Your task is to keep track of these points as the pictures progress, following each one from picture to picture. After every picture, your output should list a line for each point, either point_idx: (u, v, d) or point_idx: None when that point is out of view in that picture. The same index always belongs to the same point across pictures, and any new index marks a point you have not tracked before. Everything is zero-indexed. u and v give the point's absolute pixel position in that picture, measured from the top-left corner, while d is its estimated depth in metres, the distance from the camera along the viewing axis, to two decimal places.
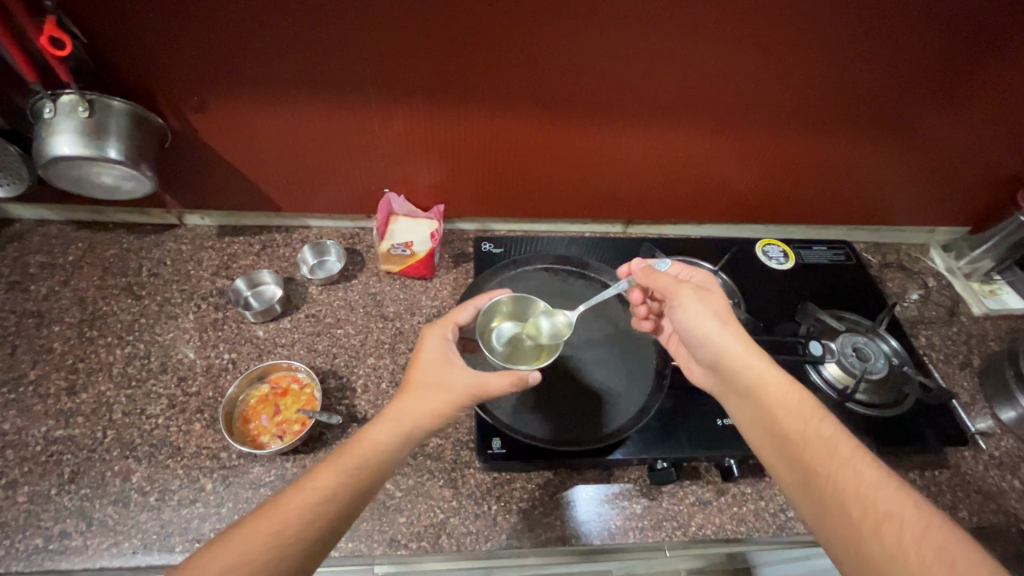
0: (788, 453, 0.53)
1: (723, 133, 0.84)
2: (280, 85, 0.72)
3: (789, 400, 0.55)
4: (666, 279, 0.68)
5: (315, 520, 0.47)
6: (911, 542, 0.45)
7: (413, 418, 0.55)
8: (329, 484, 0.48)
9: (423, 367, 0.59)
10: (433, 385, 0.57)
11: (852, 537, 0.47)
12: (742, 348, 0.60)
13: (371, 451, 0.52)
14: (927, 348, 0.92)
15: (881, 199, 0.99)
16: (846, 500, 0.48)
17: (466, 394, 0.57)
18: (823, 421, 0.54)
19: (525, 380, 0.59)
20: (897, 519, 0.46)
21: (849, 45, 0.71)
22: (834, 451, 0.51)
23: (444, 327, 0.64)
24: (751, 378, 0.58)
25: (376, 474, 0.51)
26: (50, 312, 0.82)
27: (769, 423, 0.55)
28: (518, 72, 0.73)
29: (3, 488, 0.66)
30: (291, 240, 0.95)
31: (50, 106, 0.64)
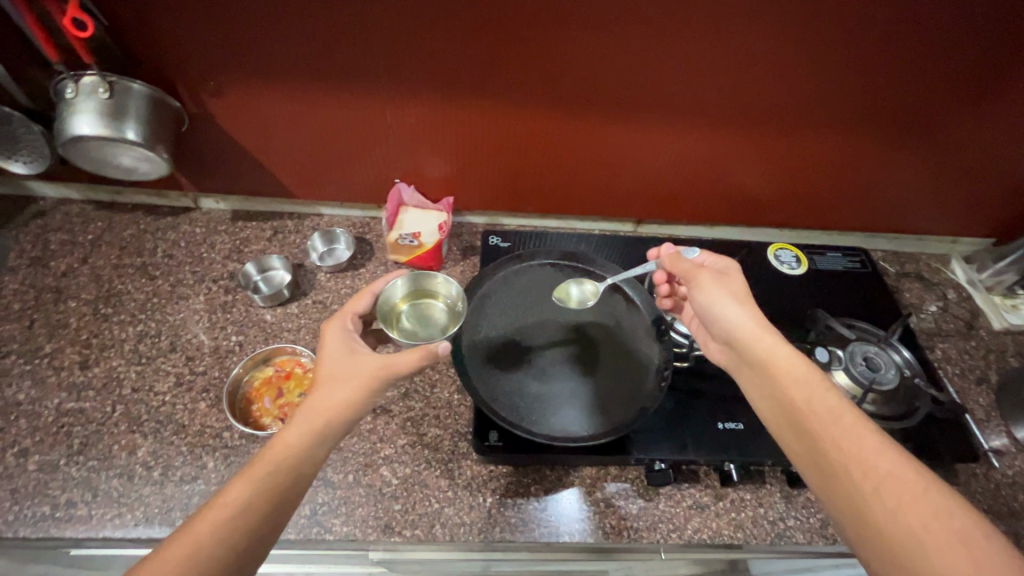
0: (794, 421, 0.54)
1: (739, 133, 0.82)
2: (292, 72, 0.73)
3: (796, 371, 0.56)
4: (688, 266, 0.70)
5: (227, 539, 0.45)
6: (910, 503, 0.44)
7: (326, 411, 0.53)
8: (240, 498, 0.46)
9: (330, 359, 0.58)
10: (341, 375, 0.56)
11: (852, 500, 0.47)
12: (753, 323, 0.62)
13: (285, 456, 0.50)
14: (942, 362, 0.90)
15: (901, 206, 0.96)
16: (848, 463, 0.48)
17: (375, 376, 0.56)
18: (829, 390, 0.54)
19: (435, 351, 0.58)
20: (897, 482, 0.46)
21: (871, 46, 0.69)
22: (838, 419, 0.51)
23: (343, 319, 0.63)
24: (761, 352, 0.59)
25: (294, 477, 0.49)
26: (68, 288, 0.84)
27: (776, 393, 0.56)
28: (530, 66, 0.72)
29: (15, 455, 0.68)
30: (302, 227, 0.96)
31: (71, 87, 0.66)
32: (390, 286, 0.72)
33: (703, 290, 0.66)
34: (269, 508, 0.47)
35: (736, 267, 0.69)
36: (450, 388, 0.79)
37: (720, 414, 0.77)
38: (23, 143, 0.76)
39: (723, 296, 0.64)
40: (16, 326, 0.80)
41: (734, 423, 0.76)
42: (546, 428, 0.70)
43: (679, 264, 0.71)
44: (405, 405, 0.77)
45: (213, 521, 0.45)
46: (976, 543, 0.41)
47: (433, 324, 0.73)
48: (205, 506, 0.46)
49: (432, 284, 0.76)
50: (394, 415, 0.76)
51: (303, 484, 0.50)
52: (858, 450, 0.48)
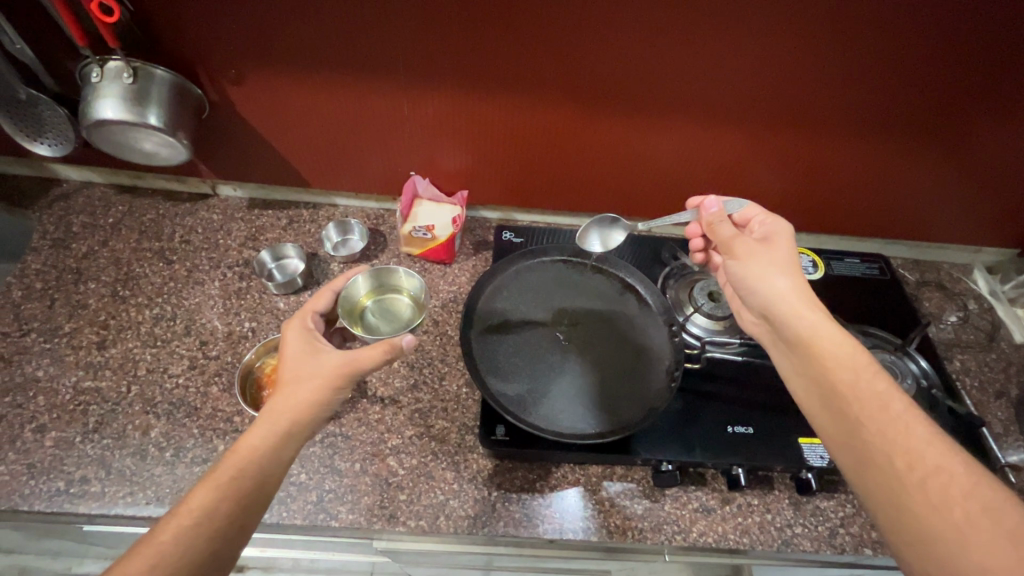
0: (835, 405, 0.52)
1: (758, 133, 0.81)
2: (311, 61, 0.73)
3: (840, 350, 0.54)
4: (726, 235, 0.66)
5: (193, 546, 0.44)
6: (957, 498, 0.44)
7: (289, 412, 0.53)
8: (202, 505, 0.45)
9: (292, 359, 0.57)
10: (303, 376, 0.55)
11: (894, 492, 0.46)
12: (795, 294, 0.58)
13: (249, 460, 0.49)
14: (960, 373, 0.88)
15: (923, 213, 0.94)
16: (893, 453, 0.47)
17: (339, 373, 0.56)
18: (877, 375, 0.52)
19: (399, 346, 0.58)
20: (943, 475, 0.45)
21: (898, 47, 0.67)
22: (884, 406, 0.50)
23: (303, 318, 0.63)
24: (803, 327, 0.56)
25: (258, 481, 0.49)
26: (88, 270, 0.86)
27: (818, 373, 0.54)
28: (549, 60, 0.72)
29: (33, 431, 0.70)
30: (317, 216, 0.97)
31: (97, 71, 0.67)
32: (354, 284, 0.79)
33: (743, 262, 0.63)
34: (233, 513, 0.46)
35: (784, 228, 0.67)
36: (458, 381, 0.79)
37: (730, 417, 0.76)
38: (49, 126, 0.77)
39: (766, 265, 0.61)
40: (37, 305, 0.81)
41: (744, 427, 0.75)
42: (553, 424, 0.69)
43: (718, 231, 0.68)
44: (413, 396, 0.77)
45: (175, 530, 0.44)
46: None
47: (395, 316, 0.80)
48: (167, 516, 0.45)
49: (394, 280, 0.83)
50: (402, 406, 0.76)
51: (270, 487, 0.49)
52: (903, 440, 0.47)
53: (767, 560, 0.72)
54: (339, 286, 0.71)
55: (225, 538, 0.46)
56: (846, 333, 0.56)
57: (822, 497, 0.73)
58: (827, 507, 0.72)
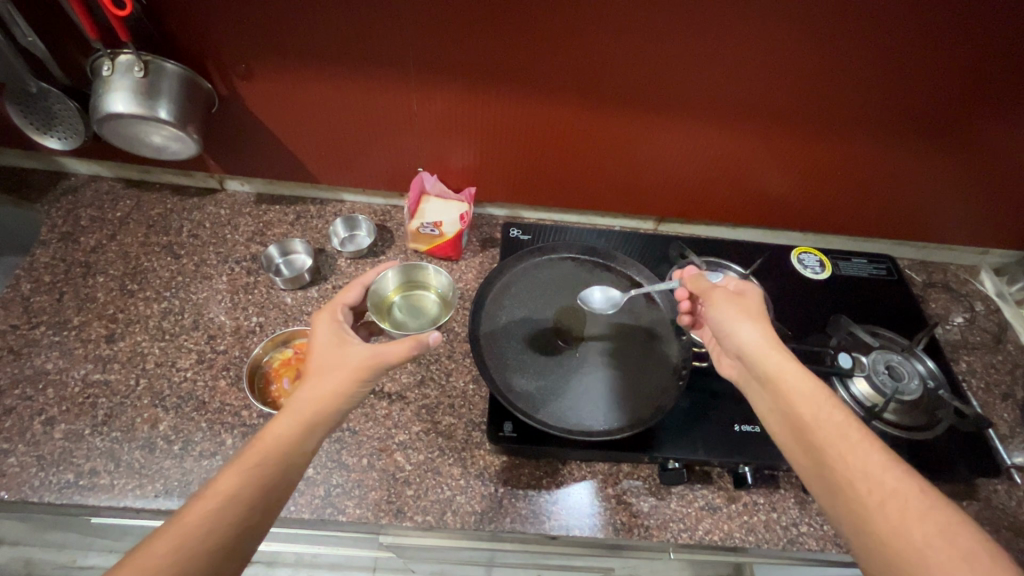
0: (798, 431, 0.53)
1: (767, 133, 0.81)
2: (319, 57, 0.73)
3: (802, 382, 0.55)
4: (704, 285, 0.68)
5: (214, 530, 0.44)
6: (915, 520, 0.44)
7: (314, 403, 0.53)
8: (230, 487, 0.46)
9: (320, 352, 0.58)
10: (329, 368, 0.56)
11: (856, 514, 0.46)
12: (761, 338, 0.60)
13: (275, 448, 0.50)
14: (966, 375, 0.88)
15: (930, 215, 0.94)
16: (854, 478, 0.47)
17: (364, 366, 0.56)
18: (836, 406, 0.53)
19: (425, 342, 0.59)
20: (901, 498, 0.45)
21: (910, 49, 0.67)
22: (844, 432, 0.51)
23: (333, 311, 0.64)
24: (769, 366, 0.57)
25: (284, 467, 0.49)
26: (97, 263, 0.86)
27: (783, 404, 0.55)
28: (560, 58, 0.72)
29: (42, 423, 0.70)
30: (324, 212, 0.97)
31: (108, 64, 0.67)
32: (383, 278, 0.79)
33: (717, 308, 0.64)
34: (260, 497, 0.47)
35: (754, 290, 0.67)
36: (465, 377, 0.80)
37: (737, 416, 0.76)
38: (58, 119, 0.77)
39: (740, 314, 0.63)
40: (46, 298, 0.82)
41: (751, 426, 0.75)
42: (561, 421, 0.69)
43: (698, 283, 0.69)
44: (421, 392, 0.78)
45: (203, 512, 0.44)
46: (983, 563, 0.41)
47: (422, 312, 0.79)
48: (194, 498, 0.45)
49: (422, 276, 0.83)
50: (409, 402, 0.76)
51: (294, 474, 0.50)
52: (863, 464, 0.48)
53: (772, 559, 0.72)
54: (368, 281, 0.70)
55: (250, 522, 0.45)
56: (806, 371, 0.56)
57: None
58: None
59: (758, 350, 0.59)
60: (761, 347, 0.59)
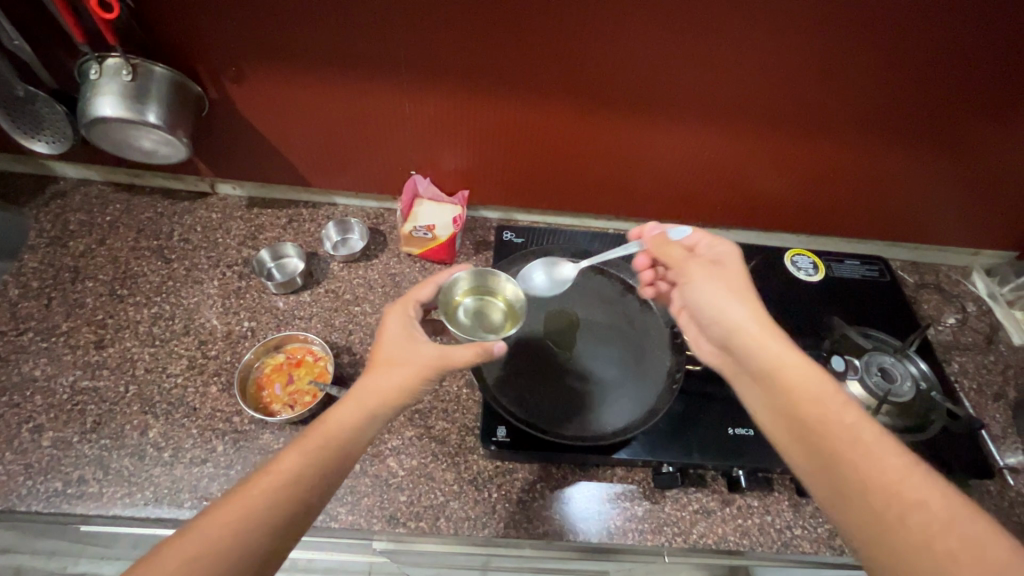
0: (807, 439, 0.52)
1: (761, 134, 0.81)
2: (311, 60, 0.73)
3: (807, 383, 0.54)
4: (677, 254, 0.69)
5: (281, 504, 0.46)
6: (937, 533, 0.43)
7: (378, 395, 0.54)
8: (293, 467, 0.48)
9: (390, 344, 0.59)
10: (397, 362, 0.57)
11: (869, 522, 0.46)
12: (760, 330, 0.59)
13: (337, 432, 0.52)
14: (959, 376, 0.88)
15: (922, 216, 0.94)
16: (869, 489, 0.47)
17: (430, 367, 0.57)
18: (846, 406, 0.52)
19: (490, 352, 0.59)
20: (921, 508, 0.44)
21: (903, 49, 0.67)
22: (856, 438, 0.49)
23: (406, 306, 0.63)
24: (769, 359, 0.57)
25: (342, 454, 0.51)
26: (86, 268, 0.85)
27: (789, 409, 0.54)
28: (555, 59, 0.72)
29: (30, 431, 0.69)
30: (316, 216, 0.97)
31: (96, 68, 0.67)
32: (453, 280, 0.72)
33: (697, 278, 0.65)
34: (317, 480, 0.49)
35: (732, 255, 0.68)
36: (459, 382, 0.79)
37: (731, 419, 0.76)
38: (47, 123, 0.76)
39: (720, 286, 0.63)
40: (34, 304, 0.81)
41: (744, 429, 0.75)
42: (557, 424, 0.70)
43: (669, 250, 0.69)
44: None
45: (266, 487, 0.46)
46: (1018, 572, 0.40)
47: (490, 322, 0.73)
48: (261, 471, 0.48)
49: (494, 283, 0.76)
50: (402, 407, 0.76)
51: (349, 462, 0.52)
52: (878, 473, 0.47)
53: (765, 562, 0.72)
54: (441, 280, 0.68)
55: (305, 504, 0.47)
56: (813, 366, 0.56)
57: None
58: None
59: (758, 344, 0.58)
60: (758, 337, 0.59)
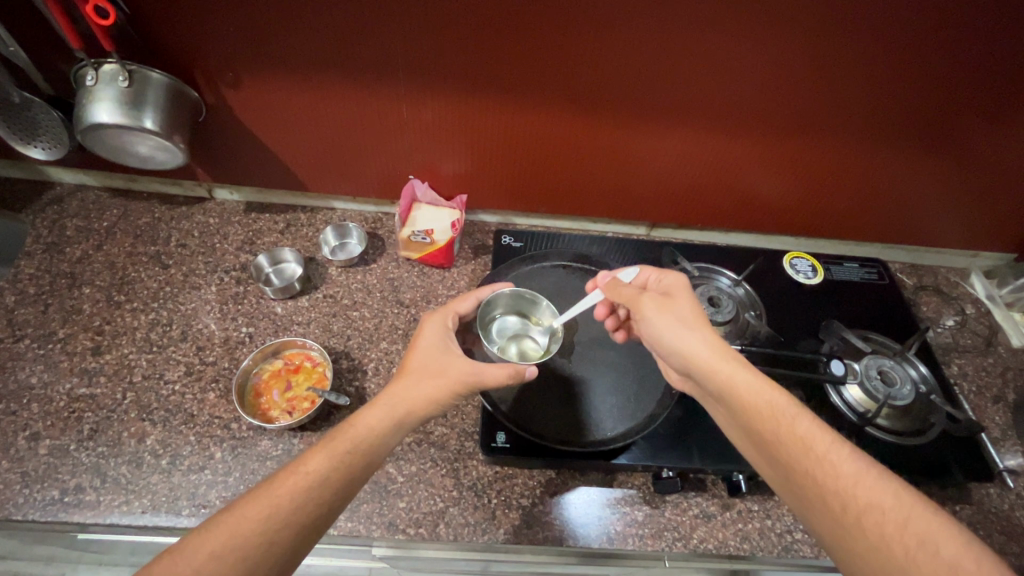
0: (766, 451, 0.53)
1: (757, 138, 0.81)
2: (307, 67, 0.73)
3: (759, 396, 0.55)
4: (629, 293, 0.67)
5: (304, 506, 0.47)
6: (893, 533, 0.44)
7: (409, 402, 0.57)
8: (321, 468, 0.49)
9: (425, 352, 0.62)
10: (429, 371, 0.60)
11: (832, 528, 0.47)
12: (711, 354, 0.58)
13: (365, 437, 0.53)
14: (958, 378, 0.88)
15: (920, 219, 0.95)
16: (826, 496, 0.47)
17: (463, 382, 0.60)
18: (798, 415, 0.53)
19: (521, 374, 0.64)
20: (875, 509, 0.45)
21: (897, 53, 0.67)
22: (808, 445, 0.50)
23: (445, 316, 0.68)
24: (720, 379, 0.57)
25: (367, 459, 0.52)
26: (83, 274, 0.85)
27: (746, 425, 0.54)
28: (550, 64, 0.72)
29: (27, 439, 0.69)
30: (314, 221, 0.96)
31: (92, 74, 0.66)
32: (497, 299, 0.77)
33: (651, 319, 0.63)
34: (342, 484, 0.49)
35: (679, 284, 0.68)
36: None
37: None
38: (42, 129, 0.76)
39: (674, 322, 0.62)
40: (31, 310, 0.80)
41: None
42: (559, 430, 0.71)
43: (622, 292, 0.68)
44: None
45: (293, 486, 0.47)
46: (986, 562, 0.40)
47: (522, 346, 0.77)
48: (289, 469, 0.49)
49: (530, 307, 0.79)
50: None
51: (371, 467, 0.52)
52: (833, 478, 0.48)
53: (766, 567, 0.72)
54: (484, 295, 0.74)
55: (327, 507, 0.48)
56: (764, 379, 0.56)
57: None
58: None
59: (710, 368, 0.58)
60: (709, 363, 0.58)
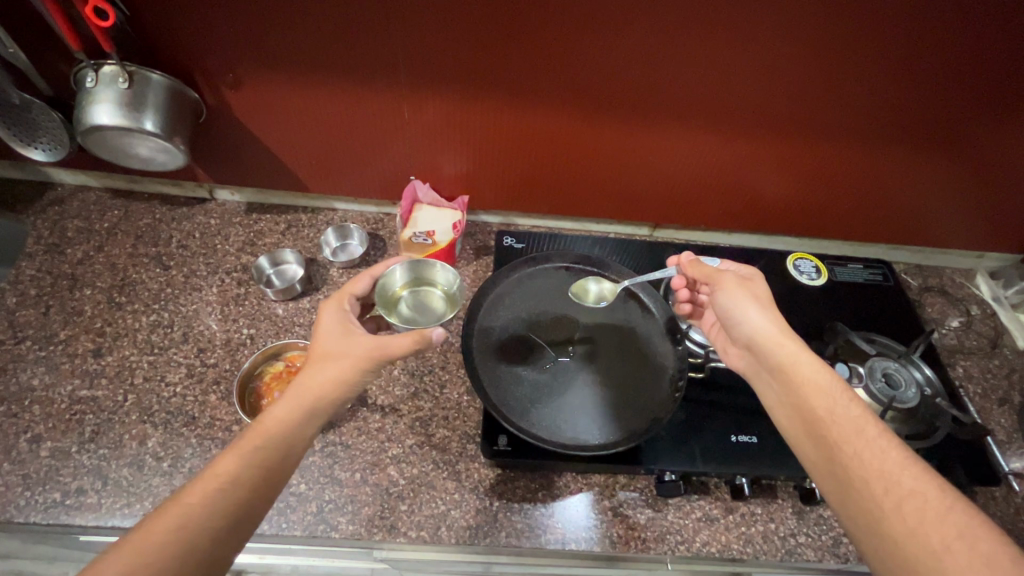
0: (812, 429, 0.53)
1: (761, 138, 0.80)
2: (308, 67, 0.72)
3: (818, 378, 0.56)
4: (711, 268, 0.70)
5: (220, 509, 0.44)
6: (932, 520, 0.43)
7: (316, 390, 0.54)
8: (231, 470, 0.46)
9: (325, 338, 0.59)
10: (334, 355, 0.56)
11: (867, 511, 0.46)
12: (776, 334, 0.61)
13: (276, 431, 0.50)
14: (964, 380, 0.87)
15: (926, 219, 0.94)
16: (869, 476, 0.47)
17: (368, 357, 0.57)
18: (853, 402, 0.53)
19: (429, 337, 0.59)
20: (916, 497, 0.45)
21: (907, 51, 0.66)
22: (858, 429, 0.51)
23: (341, 300, 0.64)
24: (783, 356, 0.59)
25: (283, 456, 0.49)
26: (84, 276, 0.85)
27: (798, 402, 0.55)
28: (553, 64, 0.71)
29: (28, 441, 0.69)
30: (316, 221, 0.96)
31: (92, 75, 0.66)
32: (390, 272, 0.75)
33: (728, 292, 0.66)
34: (258, 482, 0.47)
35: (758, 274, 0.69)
36: (460, 389, 0.79)
37: (734, 426, 0.76)
38: (43, 130, 0.76)
39: (748, 299, 0.64)
40: (32, 312, 0.80)
41: (748, 436, 0.75)
42: (558, 435, 0.69)
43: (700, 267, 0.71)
44: (414, 404, 0.77)
45: (204, 492, 0.44)
46: (999, 565, 0.39)
47: (432, 311, 0.75)
48: (195, 478, 0.45)
49: (430, 274, 0.78)
50: (403, 415, 0.75)
51: (291, 461, 0.50)
52: (878, 461, 0.48)
53: (769, 570, 0.71)
54: (378, 273, 0.71)
55: (249, 505, 0.45)
56: (825, 365, 0.57)
57: (825, 506, 0.72)
58: (830, 517, 0.71)
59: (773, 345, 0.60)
60: (776, 340, 0.60)
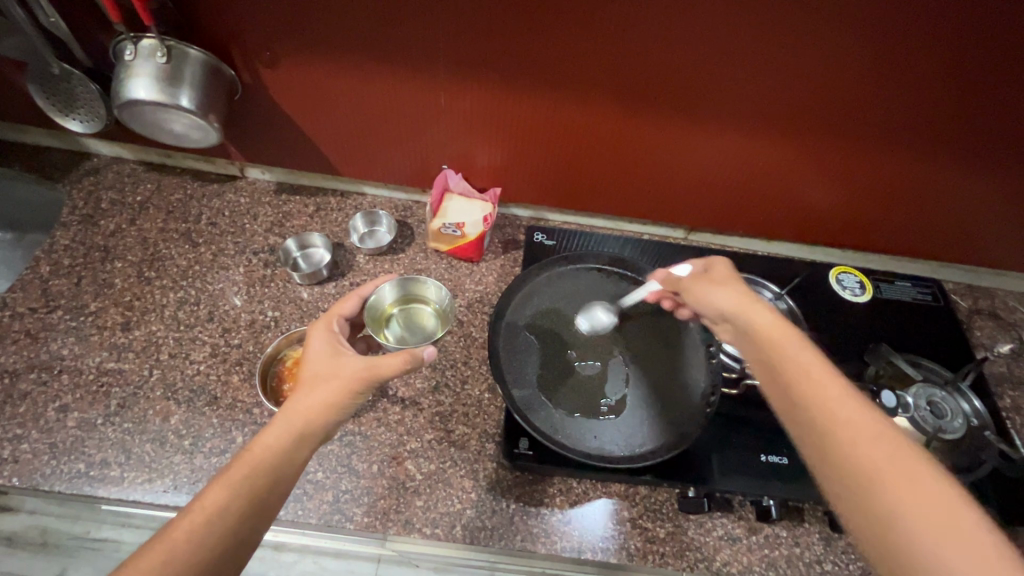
0: (773, 377, 0.51)
1: (810, 143, 0.76)
2: (344, 49, 0.70)
3: (771, 329, 0.54)
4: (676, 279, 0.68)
5: (206, 544, 0.42)
6: (871, 451, 0.43)
7: (306, 412, 0.52)
8: (219, 502, 0.44)
9: (313, 360, 0.57)
10: (324, 376, 0.55)
11: (821, 448, 0.45)
12: (737, 302, 0.58)
13: (267, 457, 0.48)
14: (1012, 411, 0.82)
15: (983, 238, 0.88)
16: (856, 441, 0.43)
17: (358, 379, 0.55)
18: (801, 348, 0.52)
19: (420, 357, 0.59)
20: (878, 441, 0.43)
21: (981, 59, 0.62)
22: (803, 370, 0.49)
23: (329, 321, 0.63)
24: (743, 320, 0.56)
25: (273, 482, 0.47)
26: (116, 249, 0.85)
27: (776, 364, 0.51)
28: (596, 58, 0.68)
29: (56, 411, 0.70)
30: (345, 205, 0.95)
31: (130, 48, 0.65)
32: (380, 291, 0.77)
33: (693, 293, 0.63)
34: (247, 514, 0.45)
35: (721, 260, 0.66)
36: (481, 386, 0.77)
37: (764, 446, 0.73)
38: (81, 102, 0.76)
39: (707, 285, 0.62)
40: (64, 281, 0.81)
41: (778, 456, 0.73)
42: (581, 443, 0.67)
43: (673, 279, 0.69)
44: (435, 399, 0.75)
45: (191, 528, 0.42)
46: None
47: (420, 328, 0.78)
48: (181, 512, 0.43)
49: (421, 290, 0.80)
50: (423, 408, 0.74)
51: (282, 489, 0.48)
52: (860, 423, 0.45)
53: None
54: (367, 293, 0.71)
55: (241, 538, 0.44)
56: (776, 315, 0.56)
57: None
58: None
59: (741, 311, 0.57)
60: (745, 309, 0.57)
